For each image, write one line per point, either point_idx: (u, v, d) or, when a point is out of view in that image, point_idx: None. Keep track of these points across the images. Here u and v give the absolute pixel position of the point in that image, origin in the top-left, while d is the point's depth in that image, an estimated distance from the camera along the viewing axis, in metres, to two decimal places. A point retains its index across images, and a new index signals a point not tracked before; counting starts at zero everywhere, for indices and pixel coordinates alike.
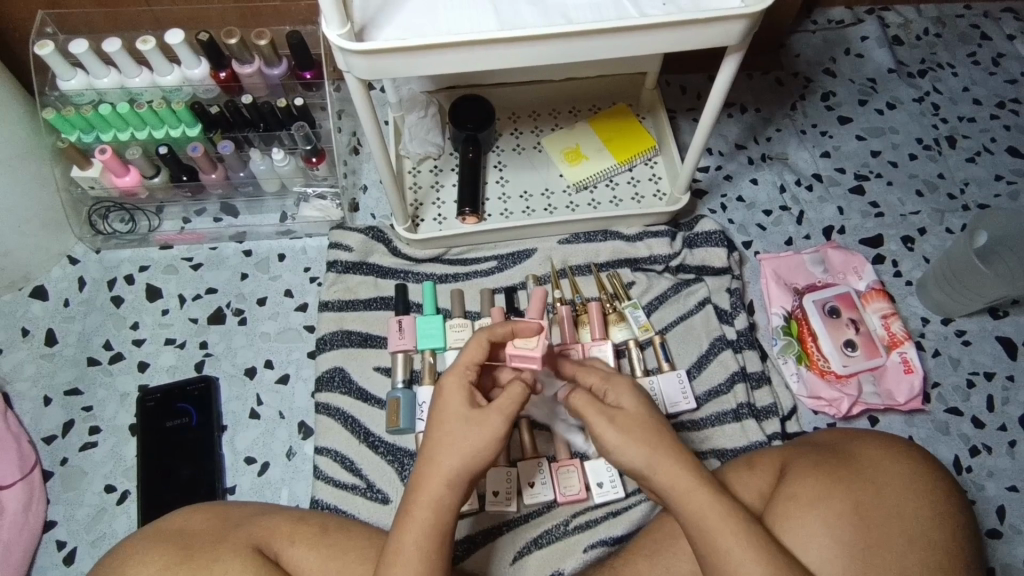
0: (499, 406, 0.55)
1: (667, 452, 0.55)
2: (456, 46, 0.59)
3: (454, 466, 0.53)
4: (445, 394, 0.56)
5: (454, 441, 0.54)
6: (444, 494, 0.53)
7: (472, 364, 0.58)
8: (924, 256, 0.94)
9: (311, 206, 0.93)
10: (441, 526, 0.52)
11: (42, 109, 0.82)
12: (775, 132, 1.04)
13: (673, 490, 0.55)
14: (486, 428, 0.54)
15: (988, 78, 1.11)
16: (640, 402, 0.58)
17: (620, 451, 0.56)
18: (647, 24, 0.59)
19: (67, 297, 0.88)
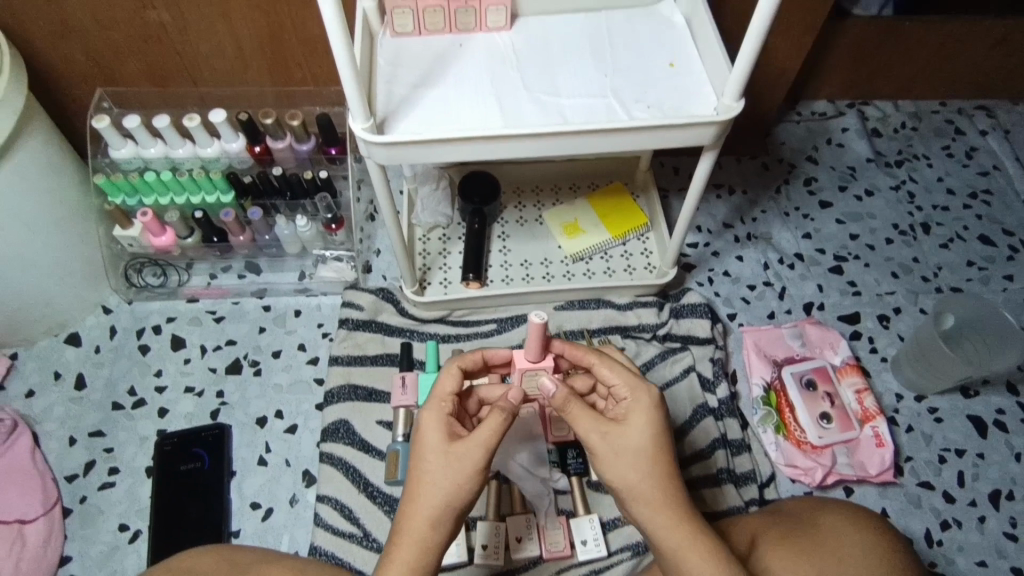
0: (474, 441, 0.58)
1: (656, 483, 0.58)
2: (463, 141, 0.67)
3: (434, 506, 0.57)
4: (424, 430, 0.60)
5: (434, 481, 0.57)
6: (428, 534, 0.57)
7: (446, 394, 0.62)
8: (899, 334, 1.00)
9: (329, 267, 1.00)
10: (423, 565, 0.57)
11: (94, 174, 0.91)
12: (760, 213, 1.13)
13: (650, 518, 0.58)
14: (467, 464, 0.57)
15: (962, 169, 1.19)
16: (644, 429, 0.59)
17: (609, 468, 0.59)
18: (631, 127, 0.67)
19: (98, 344, 0.95)
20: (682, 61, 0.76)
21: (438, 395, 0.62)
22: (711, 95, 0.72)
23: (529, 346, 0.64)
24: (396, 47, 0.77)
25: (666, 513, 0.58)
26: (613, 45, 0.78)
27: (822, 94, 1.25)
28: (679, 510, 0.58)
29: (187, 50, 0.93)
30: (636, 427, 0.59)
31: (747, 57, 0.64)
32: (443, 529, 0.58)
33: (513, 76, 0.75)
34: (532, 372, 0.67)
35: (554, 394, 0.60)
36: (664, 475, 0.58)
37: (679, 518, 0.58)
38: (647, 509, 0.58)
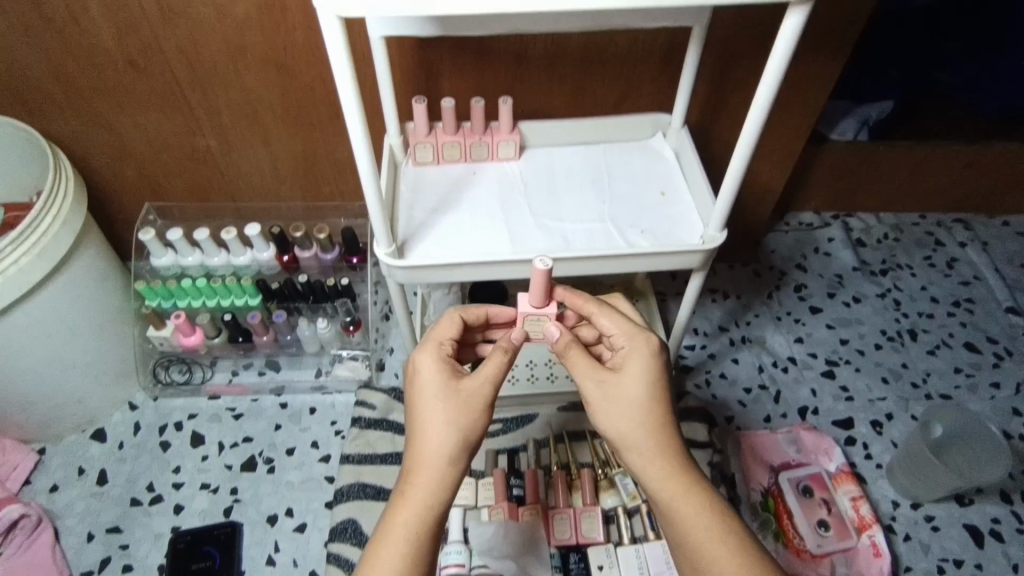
0: (481, 375, 0.61)
1: (652, 431, 0.60)
2: (475, 264, 0.75)
3: (439, 445, 0.58)
4: (425, 370, 0.61)
5: (438, 419, 0.59)
6: (440, 472, 0.58)
7: (445, 340, 0.64)
8: (892, 440, 1.03)
9: (344, 366, 1.05)
10: (434, 505, 0.57)
11: (135, 279, 1.00)
12: (753, 317, 1.19)
13: (647, 464, 0.60)
14: (474, 399, 0.60)
15: (944, 279, 1.26)
16: (640, 374, 0.62)
17: (605, 417, 0.61)
18: (627, 253, 0.75)
19: (122, 440, 1.00)
20: (672, 190, 0.85)
21: (436, 339, 0.64)
22: (698, 222, 0.80)
23: (531, 290, 0.65)
24: (417, 175, 0.86)
25: (664, 458, 0.60)
26: (611, 174, 0.87)
27: (808, 206, 1.34)
28: (675, 456, 0.60)
29: (230, 169, 1.05)
30: (632, 371, 0.62)
31: (724, 201, 0.72)
32: (449, 472, 0.58)
33: (520, 202, 0.83)
34: (536, 317, 0.67)
35: (557, 344, 0.65)
36: (660, 420, 0.61)
37: (675, 464, 0.60)
38: (643, 457, 0.60)
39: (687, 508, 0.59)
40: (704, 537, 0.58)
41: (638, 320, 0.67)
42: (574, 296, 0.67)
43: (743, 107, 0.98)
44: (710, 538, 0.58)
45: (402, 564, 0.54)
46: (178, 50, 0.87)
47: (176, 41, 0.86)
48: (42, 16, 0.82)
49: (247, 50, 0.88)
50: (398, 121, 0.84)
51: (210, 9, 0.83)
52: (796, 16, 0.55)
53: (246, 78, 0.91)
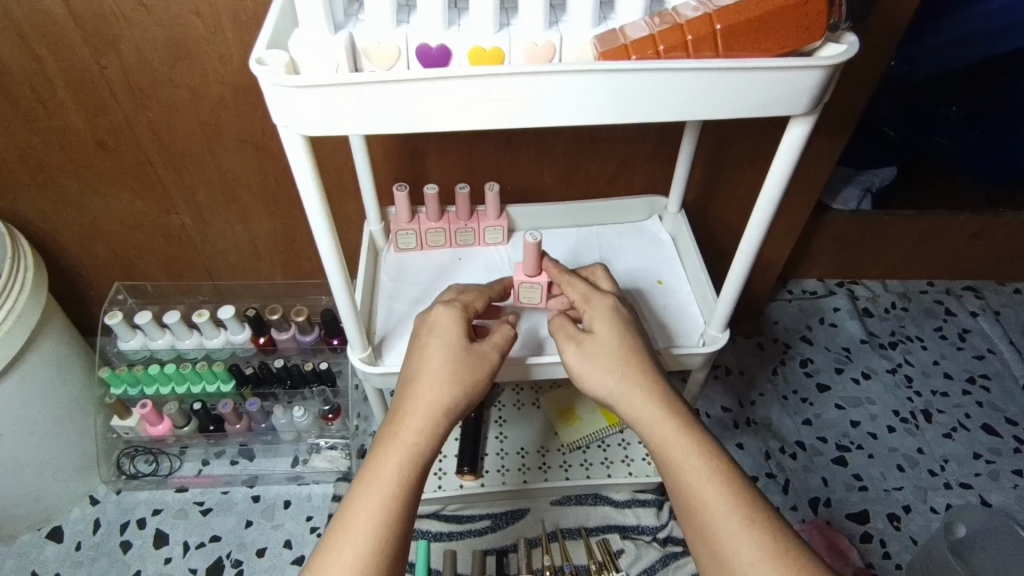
0: (495, 344, 0.63)
1: (640, 383, 0.59)
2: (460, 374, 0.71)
3: (438, 395, 0.57)
4: (444, 324, 0.62)
5: (439, 372, 0.59)
6: (438, 422, 0.57)
7: (470, 305, 0.66)
8: (911, 536, 0.96)
9: (322, 456, 0.99)
10: (424, 449, 0.55)
11: (101, 365, 0.95)
12: (758, 396, 1.12)
13: (641, 415, 0.58)
14: (482, 363, 0.61)
15: (957, 352, 1.20)
16: (625, 335, 0.63)
17: (586, 374, 0.61)
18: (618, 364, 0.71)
19: (80, 540, 0.93)
20: (669, 278, 0.79)
21: (462, 302, 0.66)
22: (698, 315, 0.75)
23: (526, 260, 0.71)
24: (399, 261, 0.81)
25: (652, 403, 0.58)
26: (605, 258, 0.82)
27: (812, 273, 1.29)
28: (664, 400, 0.59)
29: (205, 246, 1.00)
30: (622, 333, 0.63)
31: (727, 302, 0.67)
32: (441, 425, 0.57)
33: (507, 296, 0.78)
34: (529, 286, 0.73)
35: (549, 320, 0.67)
36: (645, 371, 0.60)
37: (669, 412, 0.58)
38: (629, 404, 0.59)
39: (677, 453, 0.56)
40: (696, 480, 0.54)
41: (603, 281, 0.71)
42: (561, 274, 0.71)
43: (741, 185, 0.94)
44: (704, 480, 0.54)
45: (384, 511, 0.52)
46: (149, 130, 0.84)
47: (148, 121, 0.83)
48: (10, 101, 0.79)
49: (222, 130, 0.84)
50: (378, 207, 0.80)
51: (184, 91, 0.80)
52: (798, 129, 0.50)
53: (222, 157, 0.88)
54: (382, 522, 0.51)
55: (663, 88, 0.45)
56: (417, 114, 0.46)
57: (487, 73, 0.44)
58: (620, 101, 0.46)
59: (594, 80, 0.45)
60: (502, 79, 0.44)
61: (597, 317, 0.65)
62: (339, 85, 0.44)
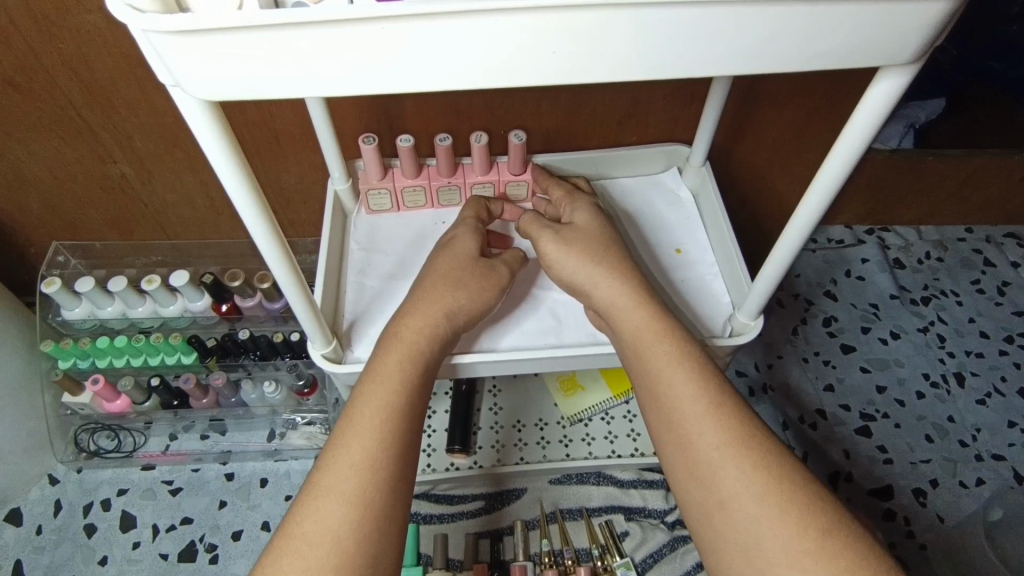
0: (506, 261, 0.61)
1: (615, 271, 0.55)
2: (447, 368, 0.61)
3: (443, 300, 0.54)
4: (457, 237, 0.60)
5: (445, 279, 0.56)
6: (440, 321, 0.53)
7: (474, 218, 0.63)
8: (938, 513, 0.89)
9: (299, 433, 0.90)
10: (419, 346, 0.51)
11: (44, 337, 0.84)
12: (776, 359, 1.03)
13: (615, 301, 0.54)
14: (485, 274, 0.58)
15: (994, 308, 1.09)
16: (602, 229, 0.59)
17: (559, 264, 0.57)
18: None
19: (40, 523, 0.85)
20: (690, 247, 0.67)
21: (468, 218, 0.63)
22: (724, 294, 0.64)
23: (511, 158, 0.67)
24: (371, 227, 0.69)
25: (623, 288, 0.54)
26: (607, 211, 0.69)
27: (839, 220, 1.17)
28: (637, 289, 0.54)
29: (153, 200, 0.87)
30: (599, 227, 0.59)
31: (766, 287, 0.55)
32: (444, 331, 0.54)
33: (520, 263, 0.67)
34: (516, 185, 0.69)
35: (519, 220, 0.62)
36: (621, 263, 0.56)
37: (644, 301, 0.53)
38: (601, 291, 0.55)
39: (650, 340, 0.51)
40: (669, 370, 0.49)
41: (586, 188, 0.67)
42: (554, 181, 0.67)
43: (772, 127, 0.81)
44: (675, 369, 0.49)
45: (384, 402, 0.47)
46: (65, 66, 0.69)
47: (62, 56, 0.68)
48: None
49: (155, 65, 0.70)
50: (343, 162, 0.67)
51: (98, 17, 0.64)
52: (888, 81, 0.37)
53: (159, 98, 0.73)
54: (389, 414, 0.47)
55: (711, 28, 0.32)
56: (362, 64, 0.33)
57: (460, 10, 0.31)
58: (649, 47, 0.33)
59: (612, 17, 0.31)
60: (483, 23, 0.31)
61: (582, 216, 0.61)
62: (247, 28, 0.31)
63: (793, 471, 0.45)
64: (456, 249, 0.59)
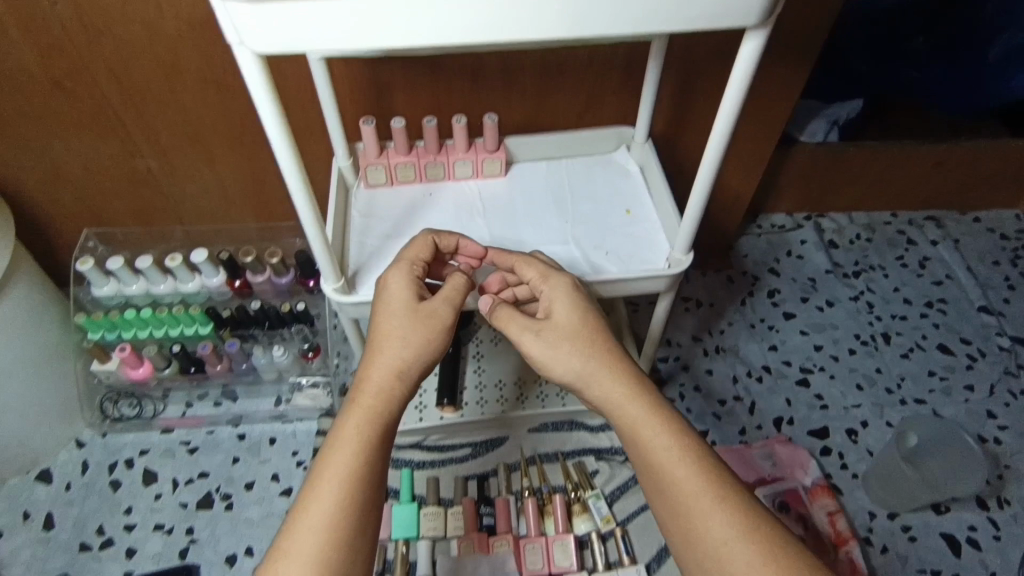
0: (443, 296, 0.64)
1: (606, 368, 0.61)
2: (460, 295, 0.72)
3: (393, 358, 0.60)
4: (392, 290, 0.63)
5: (394, 336, 0.61)
6: (394, 385, 0.59)
7: (416, 260, 0.67)
8: (868, 448, 1.02)
9: (304, 394, 1.00)
10: (385, 414, 0.58)
11: (76, 311, 0.95)
12: (727, 325, 1.17)
13: (610, 397, 0.60)
14: (429, 322, 0.62)
15: (916, 279, 1.24)
16: (574, 313, 0.65)
17: (553, 363, 0.63)
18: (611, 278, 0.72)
19: (69, 480, 0.94)
20: (637, 208, 0.81)
21: (408, 261, 0.66)
22: (664, 242, 0.77)
23: (486, 137, 0.81)
24: (369, 198, 0.82)
25: (617, 387, 0.60)
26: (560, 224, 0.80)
27: (780, 208, 1.32)
28: (631, 384, 0.60)
29: (173, 192, 0.99)
30: (565, 309, 0.65)
31: (690, 222, 0.70)
32: (398, 391, 0.60)
33: (501, 221, 0.80)
34: (491, 160, 0.83)
35: (498, 310, 0.67)
36: (612, 357, 0.62)
37: (635, 396, 0.60)
38: (597, 389, 0.61)
39: (645, 434, 0.58)
40: (658, 449, 0.57)
41: (552, 260, 0.70)
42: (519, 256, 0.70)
43: (707, 115, 0.95)
44: (668, 454, 0.56)
45: (354, 474, 0.54)
46: (107, 71, 0.82)
47: (105, 61, 0.81)
48: None
49: (184, 68, 0.83)
50: (347, 143, 0.80)
51: (138, 28, 0.77)
52: (753, 42, 0.52)
53: (184, 97, 0.86)
54: (349, 479, 0.53)
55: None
56: (371, 27, 0.47)
57: None
58: (573, 16, 0.47)
59: None
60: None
61: (559, 305, 0.65)
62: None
63: (788, 552, 0.51)
64: (395, 298, 0.63)
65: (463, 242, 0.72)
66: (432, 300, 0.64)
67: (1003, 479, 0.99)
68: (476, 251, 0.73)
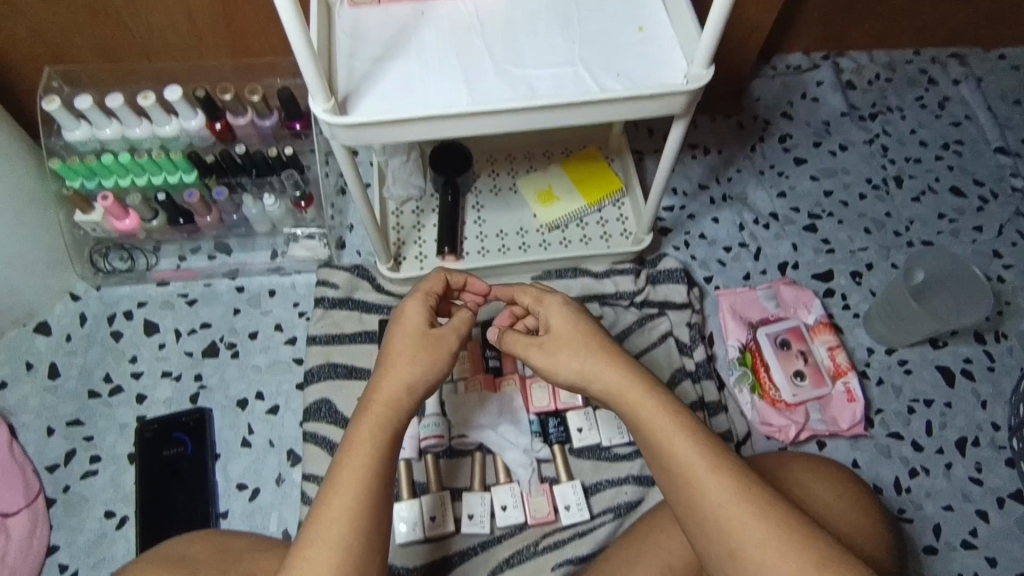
0: (455, 326, 0.62)
1: (608, 360, 0.60)
2: (457, 116, 0.66)
3: (403, 375, 0.57)
4: (406, 310, 0.61)
5: (405, 355, 0.58)
6: (404, 396, 0.57)
7: (432, 291, 0.64)
8: (871, 289, 1.02)
9: (300, 245, 0.98)
10: (397, 425, 0.56)
11: (49, 157, 0.88)
12: (735, 172, 1.12)
13: (615, 390, 0.59)
14: (441, 347, 0.59)
15: (934, 121, 1.19)
16: (572, 321, 0.63)
17: (557, 370, 0.62)
18: (622, 96, 0.67)
19: (69, 332, 0.94)
20: (651, 26, 0.74)
21: (424, 290, 0.63)
22: (680, 60, 0.71)
23: None
24: (354, 17, 0.74)
25: (623, 380, 0.59)
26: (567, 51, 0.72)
27: (797, 46, 1.22)
28: (642, 382, 0.59)
29: (136, 24, 0.90)
30: (562, 321, 0.64)
31: (714, 29, 0.63)
32: (408, 405, 0.57)
33: (501, 40, 0.73)
34: None
35: (503, 337, 0.65)
36: (615, 353, 0.61)
37: (647, 394, 0.58)
38: (598, 384, 0.60)
39: (662, 431, 0.56)
40: (677, 447, 0.55)
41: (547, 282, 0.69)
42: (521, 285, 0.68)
43: None
44: (685, 449, 0.55)
45: (366, 484, 0.52)
46: None
47: None
48: None
49: None
50: None
51: None
52: None
53: None
54: (362, 485, 0.52)
55: None
56: None
57: None
58: None
59: None
60: None
61: (554, 320, 0.64)
62: None
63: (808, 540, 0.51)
64: (408, 323, 0.60)
65: (471, 279, 0.70)
66: (443, 325, 0.62)
67: (1003, 315, 1.00)
68: (480, 291, 0.71)
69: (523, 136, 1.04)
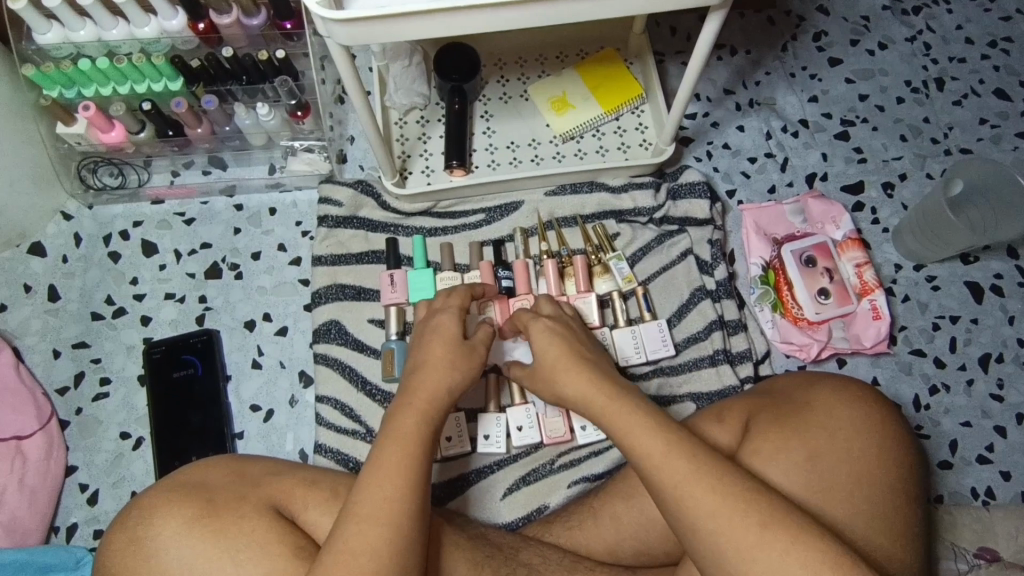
0: (482, 340, 0.64)
1: (573, 372, 0.61)
2: (466, 9, 0.59)
3: (441, 380, 0.59)
4: (444, 321, 0.63)
5: (441, 364, 0.60)
6: (440, 398, 0.59)
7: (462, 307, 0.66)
8: (903, 202, 0.97)
9: (300, 160, 0.92)
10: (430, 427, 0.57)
11: (21, 65, 0.80)
12: (763, 76, 1.03)
13: (583, 398, 0.60)
14: (473, 359, 0.63)
15: (983, 15, 1.08)
16: (545, 334, 0.65)
17: (545, 385, 0.63)
18: None
19: (65, 253, 0.90)
20: None
21: (457, 303, 0.66)
22: None
23: None
24: None
25: (585, 386, 0.60)
26: None
27: None
28: (604, 385, 0.60)
29: None
30: (538, 333, 0.65)
31: None
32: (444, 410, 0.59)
33: None
34: None
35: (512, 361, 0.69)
36: (583, 363, 0.62)
37: (614, 397, 0.59)
38: (571, 395, 0.61)
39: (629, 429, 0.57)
40: (644, 448, 0.55)
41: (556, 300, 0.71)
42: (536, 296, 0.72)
43: None
44: (652, 446, 0.55)
45: (403, 481, 0.53)
46: None
47: None
48: None
49: None
50: None
51: None
52: None
53: None
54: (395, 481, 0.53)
55: None
56: None
57: None
58: None
59: None
60: None
61: (535, 340, 0.65)
62: None
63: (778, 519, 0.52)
64: (442, 331, 0.63)
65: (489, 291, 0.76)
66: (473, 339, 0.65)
67: None
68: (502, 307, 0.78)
69: (534, 35, 0.95)
